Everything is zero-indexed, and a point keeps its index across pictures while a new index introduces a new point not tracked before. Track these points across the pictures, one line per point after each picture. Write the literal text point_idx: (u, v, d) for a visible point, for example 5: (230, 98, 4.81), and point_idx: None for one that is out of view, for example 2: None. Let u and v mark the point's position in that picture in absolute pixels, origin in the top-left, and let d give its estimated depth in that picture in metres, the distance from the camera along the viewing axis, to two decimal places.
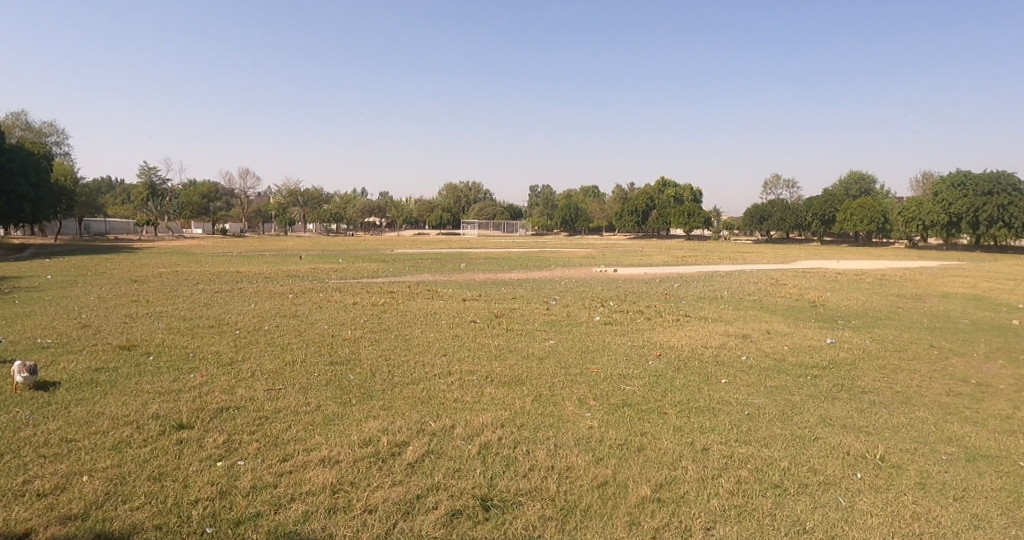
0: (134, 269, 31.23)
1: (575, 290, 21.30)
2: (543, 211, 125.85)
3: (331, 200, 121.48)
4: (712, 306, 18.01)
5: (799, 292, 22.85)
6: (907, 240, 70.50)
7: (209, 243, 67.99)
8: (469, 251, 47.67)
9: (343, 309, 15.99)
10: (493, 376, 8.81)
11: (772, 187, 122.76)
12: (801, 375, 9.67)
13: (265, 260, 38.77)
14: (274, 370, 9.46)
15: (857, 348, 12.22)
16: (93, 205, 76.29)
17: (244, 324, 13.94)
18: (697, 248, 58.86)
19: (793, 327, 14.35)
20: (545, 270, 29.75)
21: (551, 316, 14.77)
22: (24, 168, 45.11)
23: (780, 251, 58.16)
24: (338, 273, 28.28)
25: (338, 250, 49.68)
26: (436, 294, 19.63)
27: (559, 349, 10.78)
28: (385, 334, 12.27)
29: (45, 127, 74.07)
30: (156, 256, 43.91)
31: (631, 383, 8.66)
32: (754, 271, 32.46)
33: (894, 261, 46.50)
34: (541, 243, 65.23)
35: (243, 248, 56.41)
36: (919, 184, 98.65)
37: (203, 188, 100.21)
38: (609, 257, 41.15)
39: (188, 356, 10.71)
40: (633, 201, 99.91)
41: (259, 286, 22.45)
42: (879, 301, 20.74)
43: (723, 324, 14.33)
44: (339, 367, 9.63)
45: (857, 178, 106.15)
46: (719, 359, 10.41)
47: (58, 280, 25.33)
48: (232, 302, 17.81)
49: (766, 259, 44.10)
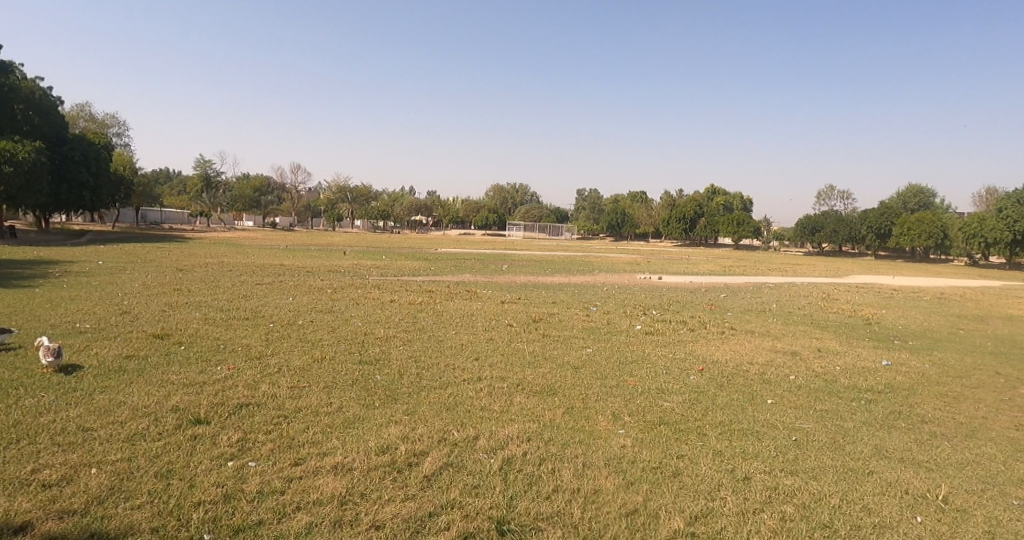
0: (182, 259, 31.92)
1: (616, 297, 20.74)
2: (588, 215, 124.99)
3: (378, 197, 122.97)
4: (758, 319, 17.24)
5: (852, 308, 21.79)
6: (967, 258, 67.37)
7: (259, 235, 69.56)
8: (511, 253, 47.41)
9: (379, 307, 15.84)
10: (524, 384, 8.42)
11: (825, 198, 119.20)
12: (855, 399, 8.98)
13: (310, 254, 39.24)
14: (300, 366, 9.29)
15: (915, 372, 11.39)
16: (151, 196, 78.93)
17: (279, 318, 13.89)
18: (745, 258, 57.28)
19: (845, 345, 13.54)
20: (587, 275, 29.22)
21: (590, 323, 14.29)
22: (86, 157, 46.73)
23: (832, 265, 56.06)
24: (379, 269, 28.33)
25: (381, 246, 50.09)
26: (474, 295, 19.36)
27: (595, 359, 10.33)
28: (418, 334, 12.00)
29: (108, 118, 76.98)
30: (206, 247, 44.96)
31: (670, 398, 8.15)
32: (803, 284, 31.31)
33: (953, 278, 44.36)
34: (585, 248, 64.48)
35: (291, 241, 57.33)
36: (983, 199, 94.32)
37: (255, 182, 102.67)
38: (653, 263, 40.32)
39: (218, 348, 10.65)
40: (679, 208, 98.24)
41: (300, 280, 22.56)
42: (938, 321, 19.58)
43: (770, 339, 13.62)
44: (367, 366, 9.38)
45: (915, 191, 102.24)
46: (765, 377, 9.79)
47: (109, 267, 25.99)
48: (271, 295, 17.89)
49: (817, 272, 42.66)
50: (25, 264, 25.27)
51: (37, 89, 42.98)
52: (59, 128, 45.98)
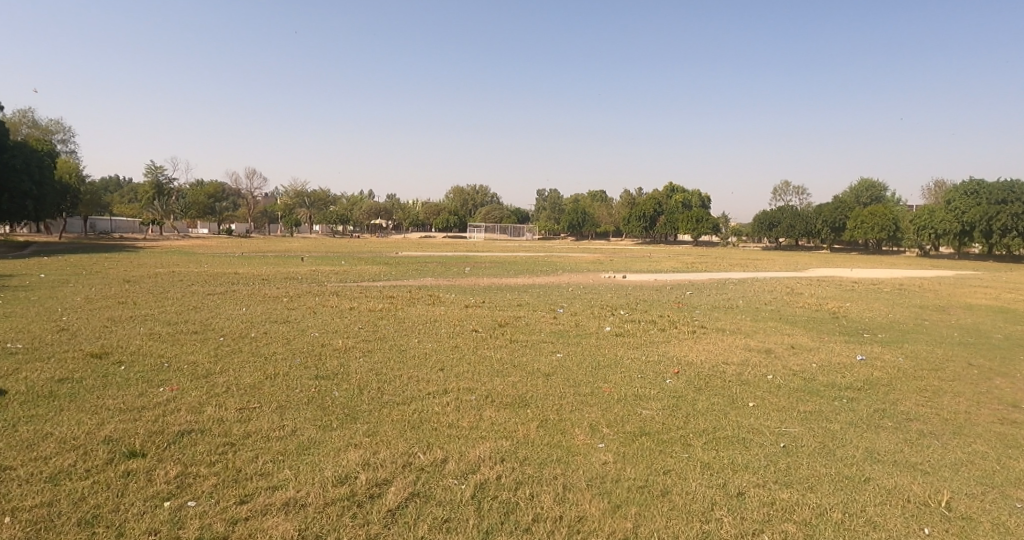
0: (130, 269, 30.47)
1: (583, 297, 20.32)
2: (550, 215, 125.09)
3: (337, 202, 120.74)
4: (728, 316, 17.00)
5: (817, 302, 21.80)
6: (917, 250, 69.30)
7: (214, 243, 67.58)
8: (474, 255, 46.76)
9: (338, 315, 15.10)
10: (495, 396, 7.88)
11: (782, 194, 121.60)
12: (836, 399, 8.68)
13: (266, 261, 37.95)
14: (252, 385, 8.57)
15: (890, 366, 11.21)
16: (98, 204, 75.83)
17: (231, 330, 13.04)
18: (707, 255, 57.80)
19: (817, 341, 13.32)
20: (552, 276, 28.79)
21: (559, 325, 13.80)
22: (27, 165, 44.36)
23: (791, 258, 56.91)
24: (338, 275, 27.40)
25: (341, 252, 48.90)
26: (437, 299, 18.72)
27: (567, 365, 9.84)
28: (379, 344, 11.35)
29: (52, 124, 73.84)
30: (157, 256, 43.19)
31: (649, 406, 7.71)
32: (767, 279, 31.47)
33: (907, 269, 45.35)
34: (549, 248, 64.23)
35: (246, 248, 55.52)
36: (931, 192, 97.31)
37: (210, 188, 99.68)
38: (617, 262, 40.23)
39: (162, 366, 9.83)
40: (640, 206, 98.97)
41: (254, 288, 21.57)
42: (902, 313, 19.67)
43: (742, 337, 13.33)
44: (324, 382, 8.71)
45: (867, 186, 105.12)
46: (743, 378, 9.43)
47: (50, 279, 24.53)
48: (223, 305, 16.97)
49: (777, 267, 43.15)
50: None
51: None
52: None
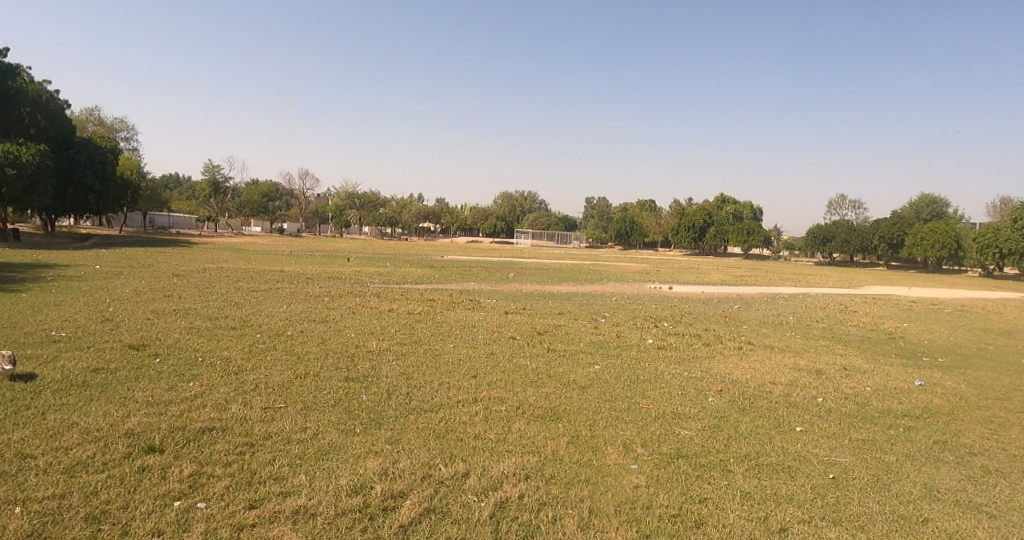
0: (182, 263, 31.31)
1: (626, 308, 19.83)
2: (596, 223, 124.14)
3: (385, 204, 122.39)
4: (777, 333, 16.25)
5: (872, 321, 20.76)
6: (981, 269, 66.04)
7: (265, 240, 69.06)
8: (517, 260, 46.53)
9: (375, 317, 15.02)
10: (525, 408, 7.56)
11: (837, 208, 117.85)
12: (892, 428, 8.06)
13: (312, 260, 38.51)
14: (280, 384, 8.45)
15: (953, 393, 10.42)
16: (158, 200, 78.53)
17: (268, 328, 13.05)
18: (756, 268, 56.28)
19: (872, 363, 12.58)
20: (595, 284, 28.29)
21: (598, 336, 13.38)
22: (91, 161, 46.09)
23: (844, 274, 54.89)
24: (381, 277, 27.51)
25: (387, 253, 49.39)
26: (477, 304, 18.49)
27: (604, 378, 9.44)
28: (413, 348, 11.15)
29: (118, 122, 77.01)
30: (210, 251, 44.32)
31: (688, 426, 7.28)
32: (819, 295, 30.31)
33: (970, 290, 43.17)
34: (594, 257, 63.51)
35: (296, 247, 56.60)
36: (998, 209, 92.78)
37: (263, 187, 102.27)
38: (662, 272, 39.48)
39: (195, 361, 9.83)
40: (688, 216, 97.29)
41: (297, 286, 21.77)
42: (965, 336, 18.52)
43: (791, 355, 12.65)
44: (352, 384, 8.54)
45: (928, 201, 100.97)
46: (791, 400, 8.86)
47: (106, 271, 25.35)
48: (265, 302, 17.11)
49: (830, 283, 41.64)
50: (20, 267, 24.66)
51: (45, 92, 42.62)
52: (65, 132, 45.52)
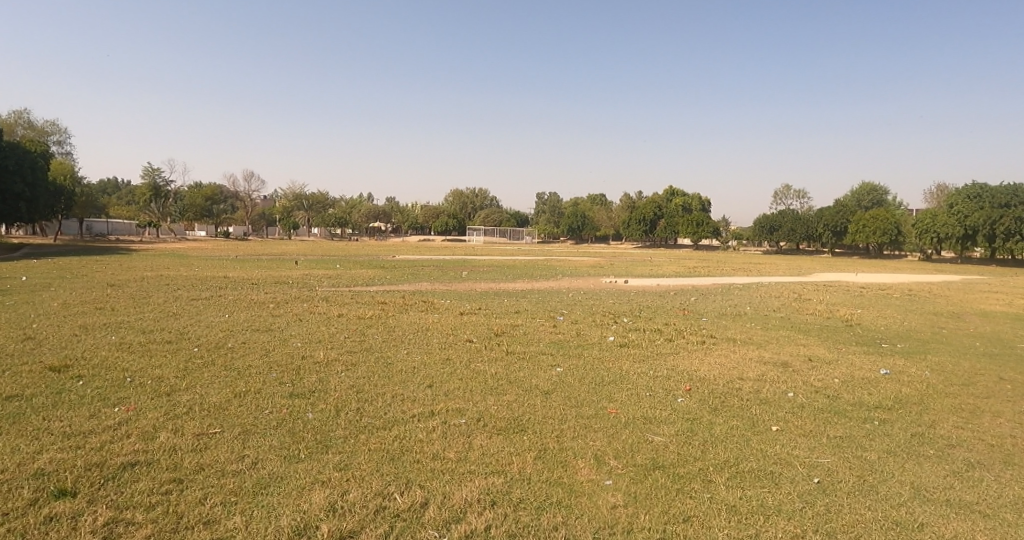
0: (118, 272, 29.59)
1: (584, 304, 19.44)
2: (549, 219, 124.26)
3: (335, 204, 119.85)
4: (737, 324, 16.08)
5: (828, 309, 20.93)
6: (920, 253, 68.44)
7: (209, 246, 66.54)
8: (471, 258, 45.74)
9: (324, 323, 14.23)
10: (487, 420, 7.00)
11: (782, 198, 120.87)
12: (867, 423, 7.81)
13: (258, 265, 37.05)
14: (217, 405, 7.68)
15: (918, 381, 10.31)
16: (94, 206, 74.84)
17: (207, 340, 12.13)
18: (708, 259, 56.90)
19: (835, 352, 12.46)
20: (552, 280, 27.91)
21: (558, 335, 12.89)
22: (20, 166, 43.27)
23: (793, 262, 55.96)
24: (331, 280, 26.53)
25: (338, 255, 48.13)
26: (431, 306, 17.80)
27: (568, 381, 8.95)
28: (364, 357, 10.45)
29: (48, 125, 73.09)
30: (149, 259, 42.25)
31: (660, 431, 6.85)
32: (772, 284, 30.61)
33: (912, 274, 44.48)
34: (548, 252, 63.28)
35: (242, 251, 54.62)
36: (933, 195, 96.56)
37: (207, 189, 98.57)
38: (618, 266, 39.40)
39: (123, 382, 8.92)
40: (640, 209, 98.22)
41: (240, 293, 20.65)
42: (917, 320, 18.72)
43: (755, 348, 12.40)
44: (297, 401, 7.83)
45: (868, 190, 104.43)
46: (762, 397, 8.55)
47: (33, 282, 23.67)
48: (205, 312, 16.08)
49: (781, 271, 42.45)
50: None
51: None
52: None
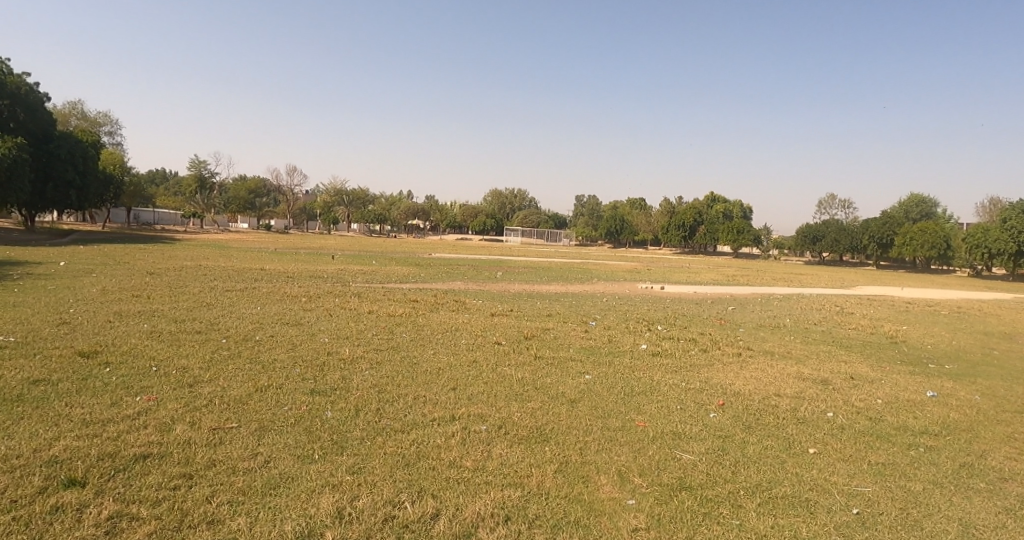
0: (160, 261, 30.27)
1: (617, 309, 19.07)
2: (586, 221, 123.48)
3: (374, 201, 121.13)
4: (775, 337, 15.51)
5: (871, 324, 20.13)
6: (970, 269, 65.93)
7: (250, 237, 67.86)
8: (506, 258, 45.59)
9: (353, 319, 14.18)
10: (508, 427, 6.76)
11: (826, 208, 117.86)
12: (911, 449, 7.34)
13: (295, 258, 37.54)
14: (237, 400, 7.61)
15: (968, 406, 9.71)
16: (142, 196, 76.97)
17: (236, 332, 12.17)
18: (746, 268, 55.72)
19: (879, 371, 11.87)
20: (585, 284, 27.53)
21: (589, 341, 12.58)
22: (72, 156, 44.69)
23: (835, 274, 54.42)
24: (365, 276, 26.61)
25: (374, 251, 48.51)
26: (461, 306, 17.65)
27: (595, 389, 8.65)
28: (390, 356, 10.30)
29: (101, 116, 75.50)
30: (191, 249, 43.21)
31: (689, 448, 6.52)
32: (813, 296, 29.69)
33: (962, 290, 42.79)
34: (584, 255, 62.74)
35: (280, 244, 55.41)
36: (987, 209, 93.00)
37: (250, 183, 100.61)
38: (653, 271, 38.79)
39: (149, 371, 8.95)
40: (679, 215, 96.90)
41: (275, 286, 20.83)
42: (968, 340, 17.84)
43: (793, 363, 11.89)
44: (318, 398, 7.70)
45: (917, 201, 101.17)
46: (800, 416, 8.12)
47: (77, 268, 24.26)
48: (238, 303, 16.23)
49: (822, 283, 41.24)
50: None
51: (24, 84, 41.04)
52: (44, 126, 44.01)
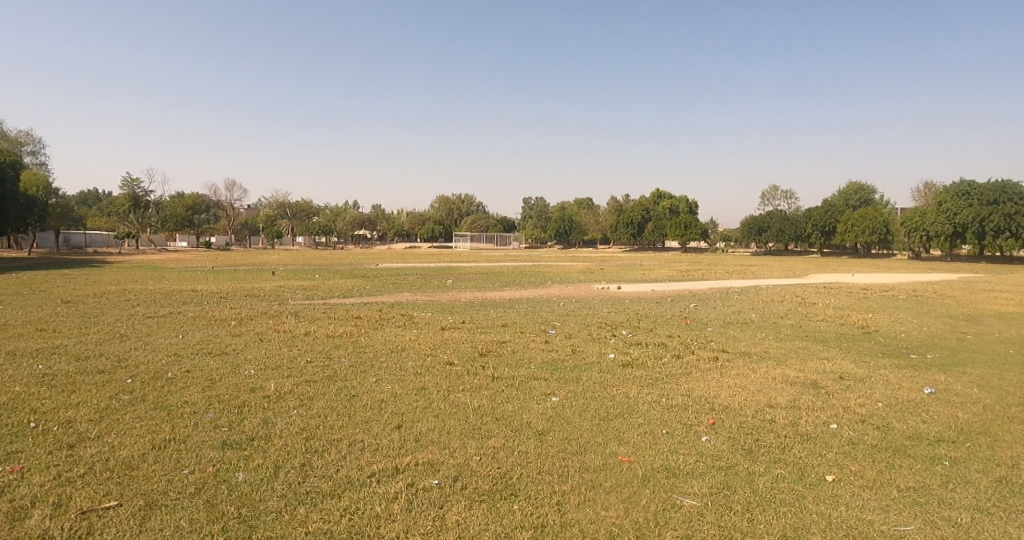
0: (79, 287, 27.70)
1: (577, 314, 17.87)
2: (537, 223, 122.83)
3: (320, 212, 117.71)
4: (746, 335, 14.55)
5: (836, 314, 19.47)
6: (909, 252, 67.61)
7: (187, 257, 64.16)
8: (457, 265, 43.99)
9: (286, 345, 12.57)
10: (465, 479, 5.46)
11: (770, 199, 120.20)
12: (936, 463, 6.35)
13: (234, 276, 35.20)
14: (124, 464, 6.02)
15: (971, 402, 8.80)
16: (70, 218, 72.25)
17: (146, 369, 10.44)
18: (697, 262, 55.54)
19: (864, 367, 10.97)
20: (541, 288, 26.32)
21: (551, 354, 11.31)
22: None
23: (786, 264, 54.67)
24: (306, 292, 24.75)
25: (320, 264, 46.32)
26: (409, 320, 16.16)
27: (566, 416, 7.38)
28: (325, 388, 8.81)
29: (21, 135, 70.78)
30: (120, 272, 40.20)
31: (690, 490, 5.39)
32: (771, 287, 29.25)
33: (907, 273, 43.31)
34: (536, 257, 61.59)
35: (220, 262, 52.52)
36: (921, 193, 96.22)
37: (187, 199, 95.98)
38: (609, 271, 37.95)
39: (21, 429, 7.22)
40: (628, 212, 97.14)
41: (202, 309, 18.91)
42: (937, 325, 17.24)
43: (774, 365, 10.85)
44: (229, 454, 6.22)
45: (855, 189, 104.07)
46: (802, 432, 7.02)
47: None
48: (156, 333, 14.37)
49: (775, 273, 41.21)
50: None
51: None
52: None
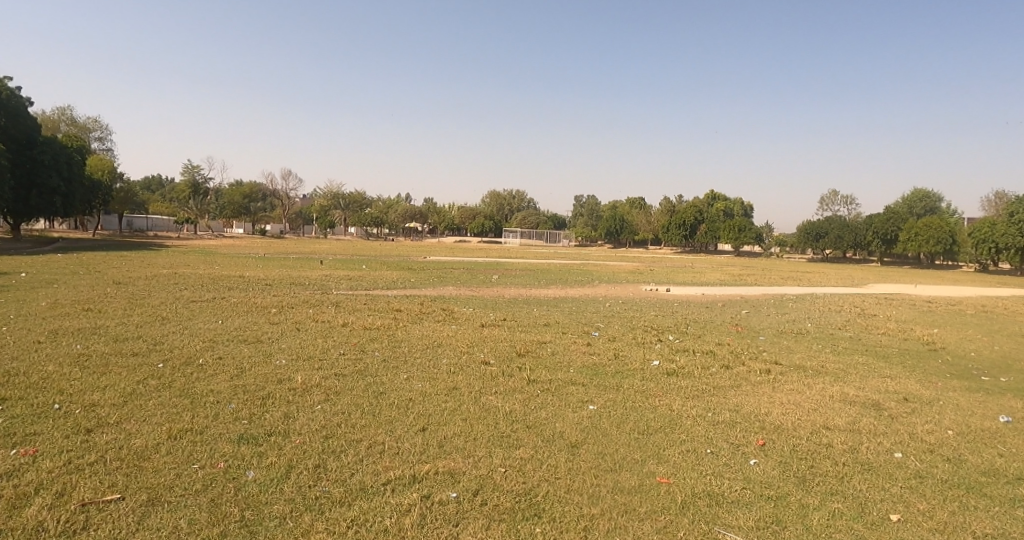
0: (135, 269, 28.44)
1: (622, 316, 17.24)
2: (586, 221, 121.62)
3: (372, 204, 119.27)
4: (801, 346, 13.68)
5: (899, 327, 18.30)
6: (977, 265, 64.08)
7: (242, 243, 65.66)
8: (503, 261, 43.67)
9: (322, 335, 12.40)
10: (486, 494, 5.05)
11: (829, 203, 116.04)
12: (1018, 507, 5.60)
13: (282, 264, 35.70)
14: (136, 454, 5.82)
15: None
16: (134, 202, 74.96)
17: (179, 354, 10.38)
18: (750, 266, 53.79)
19: (932, 389, 10.07)
20: (586, 287, 25.69)
21: (592, 357, 10.77)
22: (57, 161, 42.59)
23: (843, 272, 52.47)
24: (350, 282, 24.76)
25: (368, 255, 46.80)
26: (448, 316, 15.83)
27: (602, 428, 6.88)
28: (353, 384, 8.50)
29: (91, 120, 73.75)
30: (176, 255, 41.33)
31: (733, 524, 4.84)
32: (828, 296, 27.89)
33: (976, 287, 40.87)
34: (583, 256, 60.83)
35: (271, 249, 53.53)
36: (992, 203, 91.24)
37: (245, 187, 98.47)
38: (657, 272, 36.97)
39: (45, 411, 7.14)
40: (679, 213, 95.12)
41: (247, 296, 19.04)
42: (1011, 345, 15.95)
43: (832, 381, 10.06)
44: (244, 449, 5.96)
45: (920, 196, 99.48)
46: (863, 461, 6.34)
47: (44, 278, 22.49)
48: (197, 317, 14.45)
49: (832, 281, 39.53)
50: None
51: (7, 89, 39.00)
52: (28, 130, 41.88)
